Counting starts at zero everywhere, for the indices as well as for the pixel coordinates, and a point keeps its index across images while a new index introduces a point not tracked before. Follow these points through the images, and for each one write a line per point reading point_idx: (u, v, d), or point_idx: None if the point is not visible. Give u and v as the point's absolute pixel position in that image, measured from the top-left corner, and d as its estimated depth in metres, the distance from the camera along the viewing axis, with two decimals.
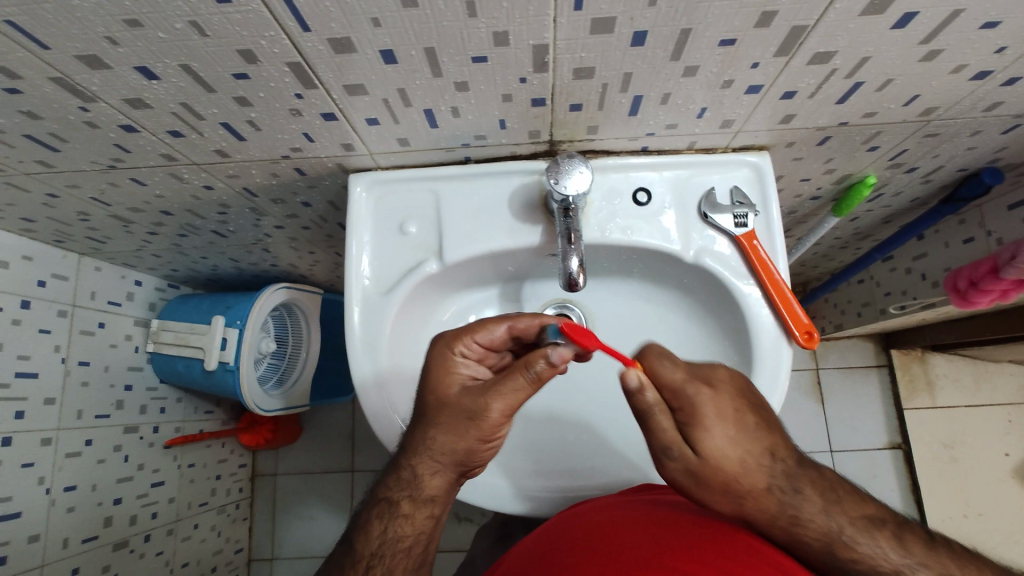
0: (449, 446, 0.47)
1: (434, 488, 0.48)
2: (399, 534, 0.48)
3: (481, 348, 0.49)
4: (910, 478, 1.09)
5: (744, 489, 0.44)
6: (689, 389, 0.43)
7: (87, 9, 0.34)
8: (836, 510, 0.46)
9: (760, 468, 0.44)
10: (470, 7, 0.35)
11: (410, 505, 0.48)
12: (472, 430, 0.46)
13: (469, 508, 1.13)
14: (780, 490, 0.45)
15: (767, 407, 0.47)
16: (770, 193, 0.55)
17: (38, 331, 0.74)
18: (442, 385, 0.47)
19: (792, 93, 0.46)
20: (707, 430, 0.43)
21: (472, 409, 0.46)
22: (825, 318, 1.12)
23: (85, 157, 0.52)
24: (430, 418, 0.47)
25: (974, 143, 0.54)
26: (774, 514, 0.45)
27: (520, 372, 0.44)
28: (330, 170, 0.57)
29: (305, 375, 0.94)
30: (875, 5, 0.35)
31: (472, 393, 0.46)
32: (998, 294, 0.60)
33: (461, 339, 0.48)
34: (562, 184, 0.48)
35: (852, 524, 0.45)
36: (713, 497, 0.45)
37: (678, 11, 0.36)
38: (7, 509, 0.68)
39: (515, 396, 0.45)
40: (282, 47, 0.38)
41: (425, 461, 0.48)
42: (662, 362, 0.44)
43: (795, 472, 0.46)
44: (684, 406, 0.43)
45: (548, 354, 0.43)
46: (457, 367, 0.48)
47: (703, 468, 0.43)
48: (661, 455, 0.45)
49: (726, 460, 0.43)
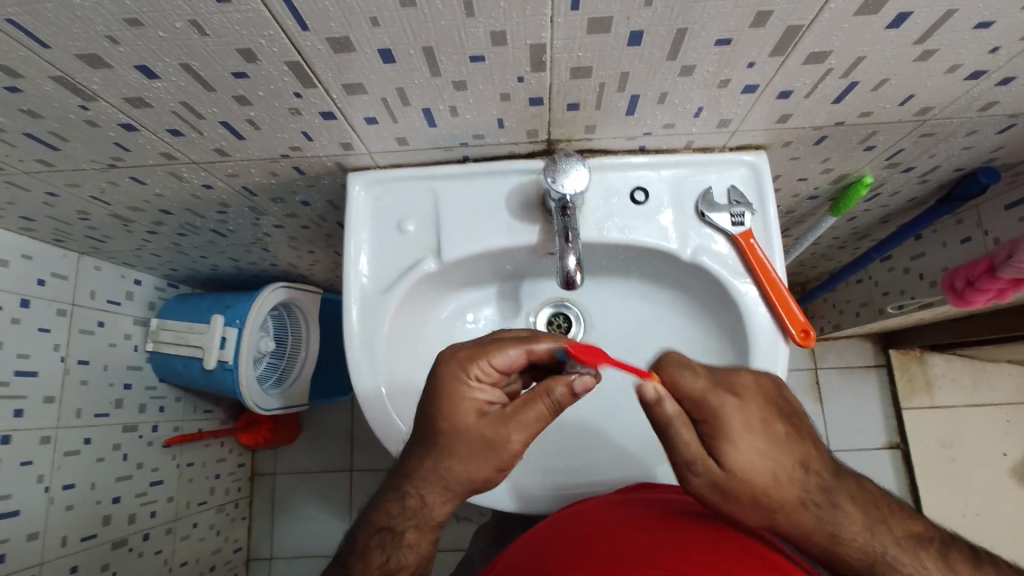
0: (466, 477, 0.46)
1: (441, 514, 0.49)
2: (402, 562, 0.48)
3: (496, 372, 0.46)
4: (908, 478, 1.09)
5: (777, 504, 0.43)
6: (712, 398, 0.42)
7: (88, 8, 0.34)
8: (882, 530, 0.45)
9: (793, 482, 0.43)
10: (467, 7, 0.35)
11: (415, 534, 0.48)
12: (491, 458, 0.45)
13: (469, 507, 1.13)
14: (816, 505, 0.44)
15: (799, 416, 0.45)
16: (766, 192, 0.56)
17: (38, 330, 0.74)
18: (457, 415, 0.45)
19: (788, 93, 0.46)
20: (729, 442, 0.41)
21: (491, 441, 0.45)
22: (823, 317, 1.12)
23: (86, 156, 0.52)
24: (443, 449, 0.46)
25: (970, 143, 0.54)
26: (811, 531, 0.44)
27: (541, 399, 0.44)
28: (329, 169, 0.58)
29: (304, 374, 0.94)
30: (869, 5, 0.36)
31: (488, 425, 0.44)
32: (994, 294, 0.60)
33: (477, 361, 0.45)
34: (560, 182, 0.49)
35: (896, 544, 0.44)
36: (743, 511, 0.43)
37: (673, 11, 0.36)
38: (6, 507, 0.69)
39: (535, 425, 0.45)
40: (281, 47, 0.38)
41: (438, 491, 0.47)
42: (682, 371, 0.42)
43: (833, 487, 0.44)
44: (708, 419, 0.42)
45: (570, 381, 0.43)
46: (472, 392, 0.45)
47: (729, 482, 0.42)
48: (685, 471, 0.43)
49: (756, 476, 0.42)
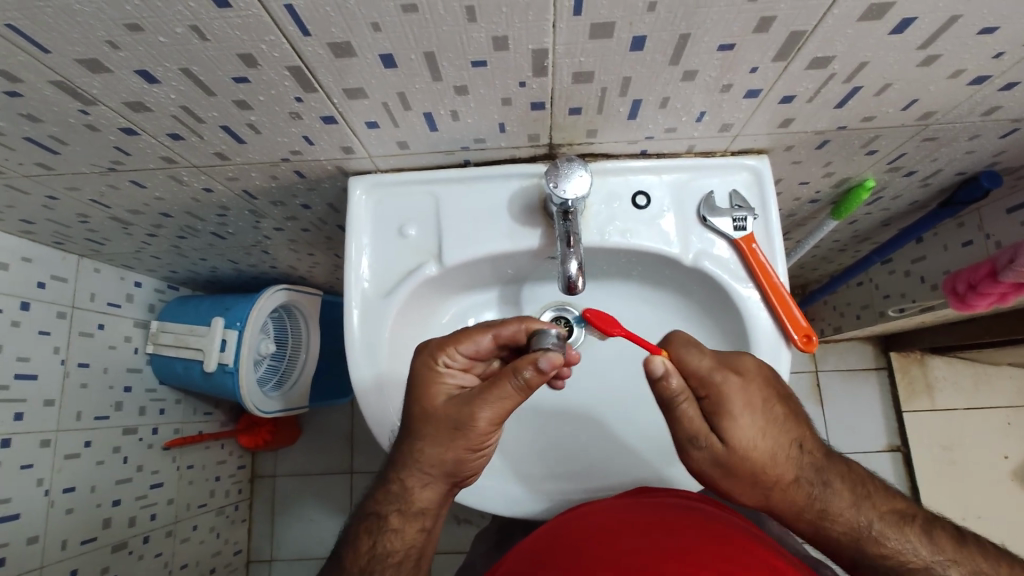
0: (438, 458, 0.47)
1: (424, 501, 0.49)
2: (389, 548, 0.48)
3: (466, 358, 0.49)
4: (909, 479, 1.09)
5: (775, 482, 0.44)
6: (717, 376, 0.42)
7: (88, 13, 0.34)
8: (867, 505, 0.46)
9: (789, 460, 0.44)
10: (470, 12, 0.35)
11: (399, 518, 0.49)
12: (459, 439, 0.46)
13: (469, 509, 1.13)
14: (809, 483, 0.45)
15: (795, 398, 0.46)
16: (769, 197, 0.55)
17: (38, 332, 0.74)
18: (428, 396, 0.47)
19: (791, 97, 0.46)
20: (734, 420, 0.42)
21: (458, 419, 0.45)
22: (824, 320, 1.12)
23: (86, 160, 0.52)
24: (416, 430, 0.47)
25: (972, 147, 0.54)
26: (803, 506, 0.46)
27: (507, 378, 0.44)
28: (329, 173, 0.57)
29: (304, 377, 0.94)
30: (873, 10, 0.35)
31: (456, 402, 0.46)
32: (996, 298, 0.60)
33: (447, 349, 0.48)
34: (562, 187, 0.48)
35: (881, 520, 0.46)
36: (741, 486, 0.45)
37: (677, 16, 0.36)
38: (6, 511, 0.68)
39: (502, 404, 0.45)
40: (282, 52, 0.38)
41: (415, 473, 0.48)
42: (688, 350, 0.43)
43: (824, 465, 0.46)
44: (710, 396, 0.42)
45: (536, 359, 0.43)
46: (442, 377, 0.47)
47: (730, 458, 0.43)
48: (687, 445, 0.44)
49: (756, 453, 0.43)
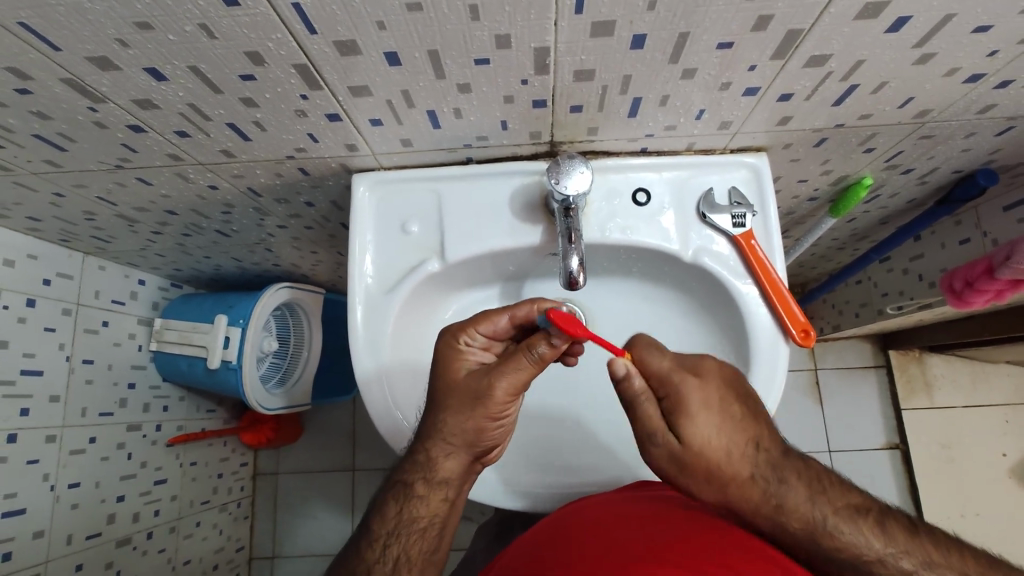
0: (460, 427, 0.48)
1: (448, 470, 0.49)
2: (415, 515, 0.49)
3: (486, 338, 0.50)
4: (908, 478, 1.09)
5: (729, 479, 0.44)
6: (675, 376, 0.43)
7: (100, 11, 0.35)
8: (821, 500, 0.47)
9: (745, 459, 0.44)
10: (473, 11, 0.36)
11: (425, 486, 0.49)
12: (480, 409, 0.47)
13: (470, 507, 1.13)
14: (765, 480, 0.45)
15: (757, 402, 0.46)
16: (767, 194, 0.56)
17: (43, 329, 0.74)
18: (448, 369, 0.48)
19: (788, 96, 0.46)
20: (690, 418, 0.43)
21: (477, 390, 0.47)
22: (823, 318, 1.12)
23: (94, 157, 0.53)
24: (439, 402, 0.48)
25: (968, 145, 0.55)
26: (759, 503, 0.46)
27: (523, 353, 0.46)
28: (334, 170, 0.58)
29: (306, 374, 0.94)
30: (869, 9, 0.36)
31: (477, 375, 0.47)
32: (993, 294, 0.61)
33: (467, 330, 0.49)
34: (563, 184, 0.49)
35: (836, 513, 0.47)
36: (697, 483, 0.45)
37: (676, 15, 0.37)
38: (12, 506, 0.69)
39: (518, 376, 0.47)
40: (288, 50, 0.39)
41: (438, 443, 0.49)
42: (650, 351, 0.45)
43: (783, 463, 0.46)
44: (669, 394, 0.43)
45: (549, 336, 0.46)
46: (464, 355, 0.49)
47: (686, 454, 0.43)
48: (646, 442, 0.45)
49: (711, 450, 0.43)
